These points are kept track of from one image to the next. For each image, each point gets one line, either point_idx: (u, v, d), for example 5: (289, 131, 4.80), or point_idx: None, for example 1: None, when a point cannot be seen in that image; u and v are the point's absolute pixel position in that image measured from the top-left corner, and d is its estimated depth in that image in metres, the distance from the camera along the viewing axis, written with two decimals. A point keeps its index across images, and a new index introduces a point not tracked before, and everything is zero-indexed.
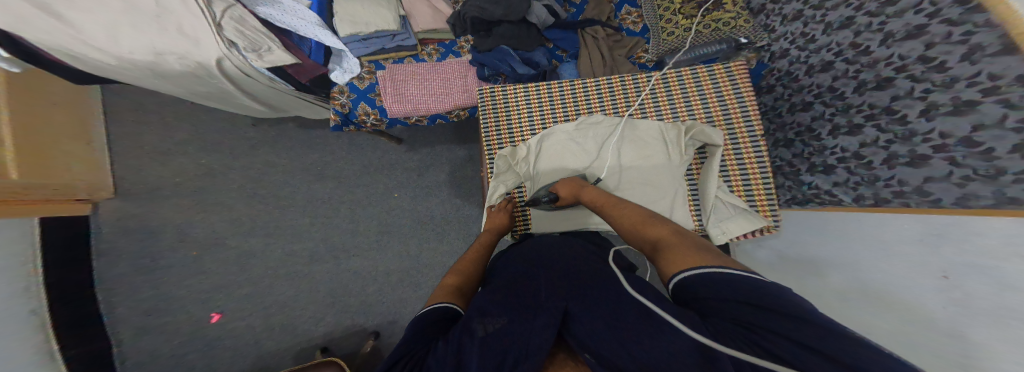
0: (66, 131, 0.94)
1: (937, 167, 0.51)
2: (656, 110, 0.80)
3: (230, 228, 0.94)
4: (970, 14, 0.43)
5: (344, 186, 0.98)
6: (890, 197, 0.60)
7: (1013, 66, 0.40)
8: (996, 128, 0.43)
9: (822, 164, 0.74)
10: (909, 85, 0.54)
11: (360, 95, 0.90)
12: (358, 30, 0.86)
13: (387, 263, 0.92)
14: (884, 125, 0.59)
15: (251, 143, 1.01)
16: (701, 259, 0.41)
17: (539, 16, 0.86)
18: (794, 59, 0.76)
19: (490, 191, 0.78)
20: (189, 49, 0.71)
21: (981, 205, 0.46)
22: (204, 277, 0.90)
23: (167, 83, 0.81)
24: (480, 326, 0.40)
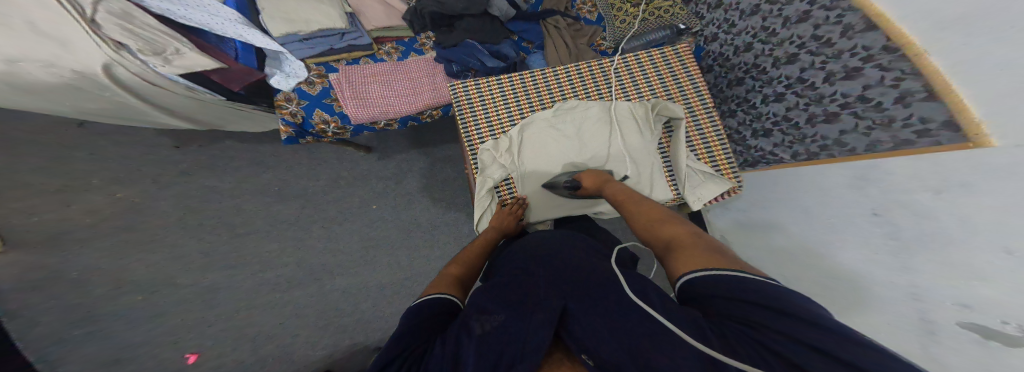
0: None
1: (847, 121, 0.65)
2: (622, 91, 0.82)
3: (195, 263, 0.87)
4: (838, 3, 0.60)
5: (315, 204, 0.93)
6: (818, 151, 0.72)
7: (877, 39, 0.55)
8: (880, 86, 0.57)
9: (761, 129, 0.86)
10: (810, 59, 0.69)
11: (314, 101, 0.82)
12: (297, 28, 0.78)
13: (379, 276, 0.89)
14: (803, 90, 0.73)
15: (205, 168, 0.96)
16: (711, 260, 0.40)
17: (500, 8, 0.84)
18: (723, 42, 0.90)
19: (477, 187, 0.74)
20: (57, 52, 0.64)
21: (884, 149, 0.58)
22: (166, 320, 0.80)
23: (36, 99, 0.72)
24: (477, 324, 0.39)
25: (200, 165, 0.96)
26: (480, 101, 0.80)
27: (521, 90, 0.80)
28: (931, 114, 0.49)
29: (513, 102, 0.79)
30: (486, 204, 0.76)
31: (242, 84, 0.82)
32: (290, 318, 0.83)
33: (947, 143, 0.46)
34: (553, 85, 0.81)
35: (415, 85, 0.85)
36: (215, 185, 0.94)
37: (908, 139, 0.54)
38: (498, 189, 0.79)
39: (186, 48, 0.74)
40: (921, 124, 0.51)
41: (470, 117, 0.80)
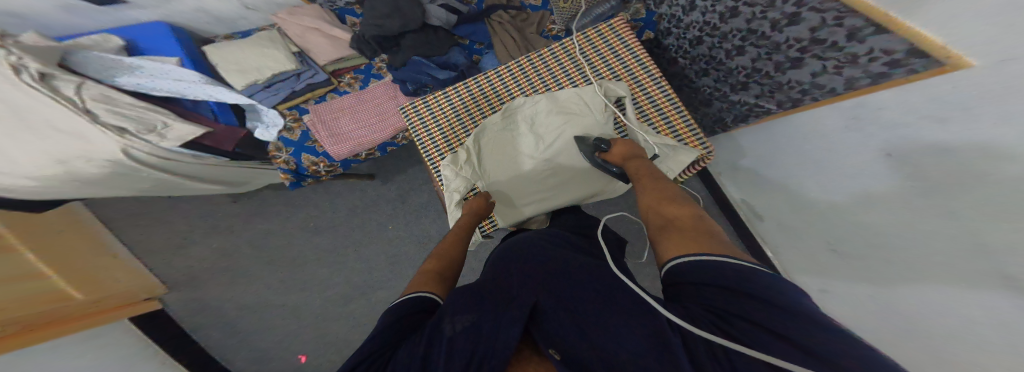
0: (87, 250, 0.95)
1: (813, 65, 0.54)
2: (568, 79, 0.73)
3: (268, 291, 1.02)
4: None
5: (342, 229, 1.01)
6: (801, 97, 0.61)
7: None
8: (826, 27, 0.49)
9: (737, 83, 0.73)
10: (750, 9, 0.60)
11: (298, 147, 0.81)
12: (253, 78, 0.73)
13: (413, 287, 0.98)
14: (758, 42, 0.62)
15: (241, 211, 1.07)
16: (703, 243, 0.33)
17: (438, 17, 0.76)
18: (668, 3, 0.79)
19: (445, 202, 0.67)
20: (84, 147, 0.74)
21: (863, 85, 0.49)
22: (270, 332, 1.00)
23: (106, 190, 0.85)
24: (449, 325, 0.30)
25: (234, 212, 1.08)
26: (433, 117, 0.74)
27: (468, 97, 0.73)
28: (891, 46, 0.42)
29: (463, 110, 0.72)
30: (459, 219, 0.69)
31: (233, 141, 0.84)
32: (352, 325, 0.98)
33: (925, 70, 0.39)
34: (497, 88, 0.74)
35: (383, 110, 0.81)
36: (268, 226, 1.05)
37: (880, 72, 0.45)
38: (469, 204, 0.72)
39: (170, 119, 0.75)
40: (889, 56, 0.43)
41: (427, 134, 0.74)
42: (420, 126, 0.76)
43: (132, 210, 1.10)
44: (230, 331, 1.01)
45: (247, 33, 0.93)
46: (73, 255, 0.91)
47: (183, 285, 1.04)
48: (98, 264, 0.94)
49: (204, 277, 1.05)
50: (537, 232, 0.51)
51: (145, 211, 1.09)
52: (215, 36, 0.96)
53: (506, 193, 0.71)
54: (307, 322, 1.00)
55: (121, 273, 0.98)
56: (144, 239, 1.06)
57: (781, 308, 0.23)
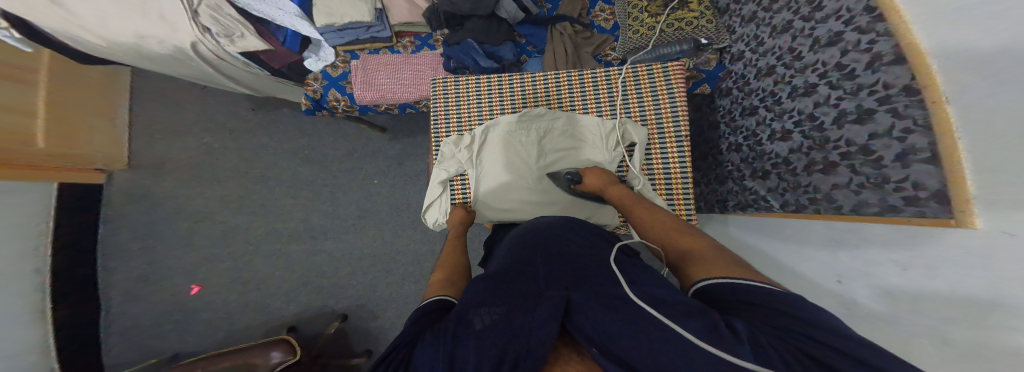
0: (94, 107, 1.14)
1: (843, 174, 0.60)
2: (597, 107, 0.87)
3: (237, 203, 1.14)
4: (873, 22, 0.51)
5: (330, 171, 1.12)
6: (807, 203, 0.69)
7: (901, 75, 0.48)
8: (886, 136, 0.52)
9: (760, 170, 0.81)
10: (827, 92, 0.62)
11: (331, 82, 0.97)
12: (333, 21, 0.90)
13: (363, 248, 1.06)
14: (809, 133, 0.67)
15: (252, 126, 1.21)
16: (727, 268, 0.41)
17: (508, 11, 0.93)
18: (747, 61, 0.82)
19: (432, 175, 0.85)
20: (168, 33, 0.92)
21: (870, 212, 0.56)
22: (208, 251, 1.11)
23: (153, 63, 1.04)
24: (477, 318, 0.38)
25: (249, 123, 1.21)
26: (454, 95, 0.91)
27: (495, 92, 0.89)
28: (926, 180, 0.46)
29: (485, 100, 0.88)
30: (437, 193, 0.85)
31: (283, 63, 0.99)
32: (288, 269, 1.07)
33: (933, 217, 0.44)
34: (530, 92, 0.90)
35: (420, 76, 0.97)
36: (265, 142, 1.18)
37: (896, 205, 0.51)
38: (453, 182, 0.87)
39: (249, 33, 0.90)
40: (913, 189, 0.48)
41: (444, 111, 0.91)
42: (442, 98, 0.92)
43: (183, 91, 1.29)
44: (183, 228, 1.15)
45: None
46: (75, 105, 1.09)
47: (165, 172, 1.20)
48: (88, 123, 1.11)
49: (187, 171, 1.20)
50: (561, 220, 0.61)
51: (185, 97, 1.27)
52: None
53: (491, 183, 0.83)
54: (258, 239, 1.10)
55: (101, 138, 1.16)
56: (165, 122, 1.24)
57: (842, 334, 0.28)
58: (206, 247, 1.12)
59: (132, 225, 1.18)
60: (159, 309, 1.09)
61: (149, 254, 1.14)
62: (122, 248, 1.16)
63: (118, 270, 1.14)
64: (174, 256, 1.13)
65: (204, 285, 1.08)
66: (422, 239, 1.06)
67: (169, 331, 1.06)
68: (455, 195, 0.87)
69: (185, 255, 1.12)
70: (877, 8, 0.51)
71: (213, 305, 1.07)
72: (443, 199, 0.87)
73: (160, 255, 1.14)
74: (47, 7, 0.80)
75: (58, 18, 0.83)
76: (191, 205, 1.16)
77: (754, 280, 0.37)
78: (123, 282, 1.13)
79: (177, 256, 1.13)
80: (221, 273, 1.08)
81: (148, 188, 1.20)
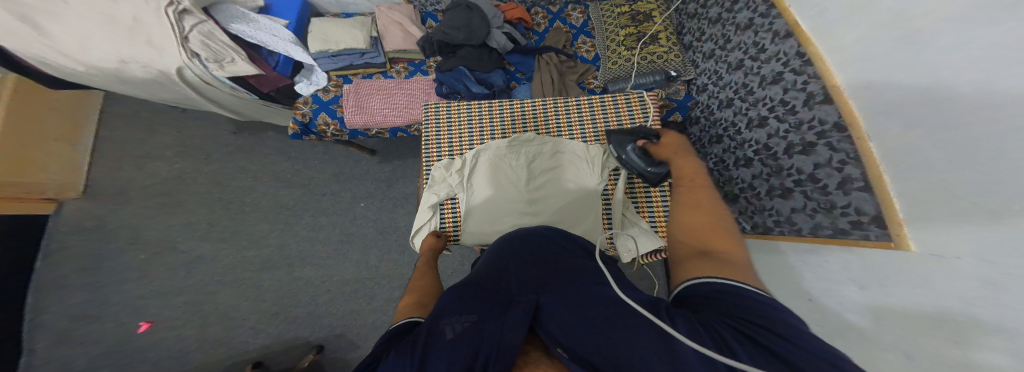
0: (56, 134, 1.09)
1: (797, 200, 0.70)
2: (582, 133, 0.91)
3: (205, 230, 1.05)
4: (804, 66, 0.65)
5: (314, 192, 1.08)
6: (772, 225, 0.78)
7: (830, 113, 0.60)
8: (827, 167, 0.62)
9: (730, 194, 0.91)
10: (776, 125, 0.73)
11: (321, 106, 0.97)
12: (329, 47, 0.96)
13: (345, 273, 0.98)
14: (765, 161, 0.77)
15: (230, 150, 1.16)
16: (732, 271, 0.38)
17: (498, 41, 0.99)
18: (710, 94, 0.93)
19: (422, 199, 0.83)
20: (154, 58, 0.91)
21: (825, 234, 0.65)
22: (163, 283, 1.00)
23: (131, 87, 1.00)
24: (448, 328, 0.35)
25: (227, 147, 1.17)
26: (446, 120, 0.93)
27: (483, 118, 0.91)
28: (865, 206, 0.55)
29: (475, 127, 0.90)
30: (426, 218, 0.83)
31: (273, 87, 0.98)
32: (257, 298, 0.96)
33: (876, 239, 0.52)
34: (518, 119, 0.94)
35: (412, 100, 0.99)
36: (244, 165, 1.13)
37: (846, 228, 0.59)
38: (442, 206, 0.85)
39: (239, 58, 0.90)
40: (856, 215, 0.56)
41: (434, 137, 0.92)
42: (433, 123, 0.93)
43: (158, 116, 1.25)
44: (136, 259, 1.04)
45: (351, 14, 1.11)
46: (33, 132, 1.04)
47: (124, 198, 1.11)
48: (46, 150, 1.05)
49: (152, 197, 1.11)
50: (532, 230, 0.60)
51: (159, 122, 1.22)
52: (327, 14, 1.16)
53: (482, 207, 0.81)
54: (225, 269, 1.00)
55: (57, 166, 1.07)
56: (133, 147, 1.18)
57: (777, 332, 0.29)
58: (163, 278, 1.01)
59: (76, 258, 1.05)
60: (93, 355, 0.93)
61: (91, 291, 1.01)
62: (61, 285, 1.02)
63: (50, 309, 0.99)
64: (122, 290, 1.01)
65: (153, 323, 0.95)
66: (410, 261, 1.00)
67: None
68: (444, 220, 0.85)
69: (136, 290, 1.00)
70: (806, 55, 0.64)
71: (162, 346, 0.93)
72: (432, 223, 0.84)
73: (104, 290, 1.01)
74: (23, 31, 0.83)
75: (32, 40, 0.84)
76: (151, 233, 1.06)
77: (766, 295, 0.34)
78: (48, 324, 0.97)
79: (125, 291, 1.00)
80: (175, 307, 0.96)
81: (103, 216, 1.10)
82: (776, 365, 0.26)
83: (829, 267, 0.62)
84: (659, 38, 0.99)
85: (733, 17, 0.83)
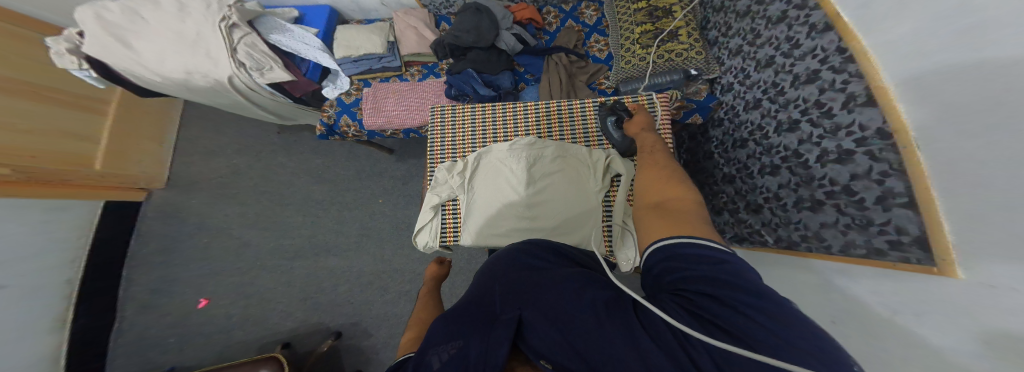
0: (148, 135, 1.30)
1: (829, 214, 0.62)
2: (585, 137, 0.91)
3: (251, 221, 1.21)
4: (845, 63, 0.56)
5: (338, 189, 1.18)
6: (798, 240, 0.69)
7: (873, 117, 0.51)
8: (866, 179, 0.54)
9: (753, 204, 0.82)
10: (809, 129, 0.65)
11: (343, 108, 1.05)
12: (351, 52, 1.02)
13: (362, 265, 1.08)
14: (794, 169, 0.69)
15: (273, 148, 1.31)
16: (677, 227, 0.46)
17: (507, 43, 0.98)
18: (736, 94, 0.86)
19: (426, 199, 0.89)
20: (211, 68, 1.04)
21: (858, 254, 0.56)
22: (219, 264, 1.18)
23: (197, 95, 1.16)
24: (435, 358, 0.37)
25: (270, 146, 1.32)
26: (450, 123, 0.96)
27: (489, 120, 0.92)
28: (908, 226, 0.47)
29: (478, 131, 0.93)
30: (429, 217, 0.89)
31: (304, 92, 1.06)
32: (290, 283, 1.10)
33: (918, 263, 0.44)
34: (520, 120, 0.94)
35: (424, 103, 1.04)
36: (283, 162, 1.27)
37: (882, 248, 0.52)
38: (444, 207, 0.91)
39: (277, 66, 1.00)
40: (896, 234, 0.49)
41: (439, 139, 0.96)
42: (439, 126, 0.97)
43: (216, 118, 1.43)
44: (198, 243, 1.23)
45: (372, 21, 1.16)
46: (130, 134, 1.26)
47: (191, 190, 1.31)
48: (140, 148, 1.27)
49: (211, 190, 1.30)
50: (521, 246, 0.60)
51: (217, 123, 1.41)
52: (352, 20, 1.23)
53: (481, 211, 0.84)
54: (266, 255, 1.15)
55: (148, 159, 1.29)
56: (199, 145, 1.38)
57: (742, 307, 0.32)
58: (219, 261, 1.19)
59: (157, 239, 1.27)
60: (168, 322, 1.13)
61: (168, 267, 1.22)
62: (146, 261, 1.24)
63: (139, 280, 1.22)
64: (188, 269, 1.20)
65: (210, 299, 1.13)
66: (419, 258, 1.08)
67: (171, 344, 1.09)
68: (446, 220, 0.90)
69: (199, 269, 1.19)
70: (845, 51, 0.56)
71: (218, 317, 1.10)
72: (435, 221, 0.91)
73: (175, 268, 1.21)
74: (120, 50, 1.03)
75: (126, 58, 1.03)
76: (210, 221, 1.24)
77: (711, 244, 0.41)
78: (137, 294, 1.20)
79: (191, 270, 1.20)
80: (227, 287, 1.13)
81: (175, 204, 1.30)
82: (733, 338, 0.30)
83: (857, 292, 0.53)
84: (678, 35, 0.93)
85: (764, 9, 0.75)
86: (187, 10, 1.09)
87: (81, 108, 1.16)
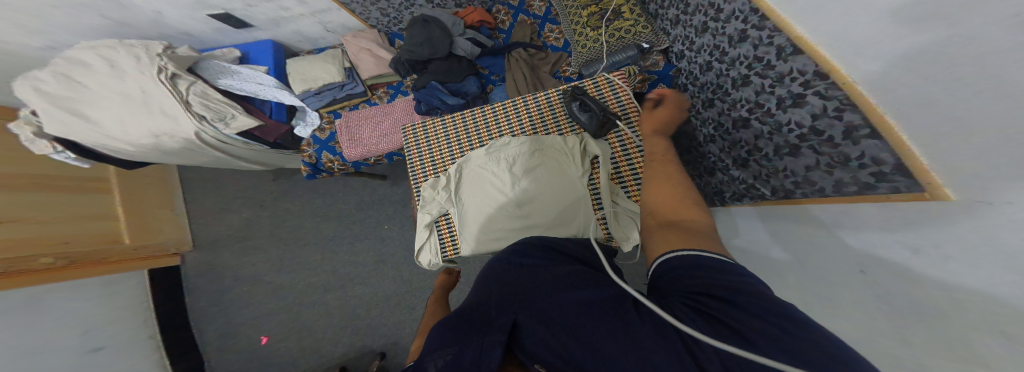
0: (158, 203, 1.38)
1: (809, 156, 0.61)
2: (557, 125, 0.88)
3: (276, 263, 1.33)
4: (763, 22, 0.60)
5: (346, 223, 1.29)
6: (793, 188, 0.67)
7: (807, 63, 0.53)
8: (825, 118, 0.54)
9: (738, 159, 0.80)
10: (759, 81, 0.66)
11: (322, 145, 1.04)
12: (309, 85, 0.98)
13: (387, 288, 1.21)
14: (761, 118, 0.69)
15: (275, 194, 1.40)
16: (681, 239, 0.48)
17: (464, 48, 0.93)
18: (689, 60, 0.85)
19: (418, 219, 0.91)
20: (174, 127, 1.01)
21: (851, 192, 0.54)
22: (260, 306, 1.30)
23: (176, 157, 1.15)
24: (432, 362, 0.41)
25: (271, 192, 1.41)
26: (425, 138, 0.94)
27: (461, 128, 0.90)
28: (882, 155, 0.45)
29: (452, 139, 0.90)
30: (425, 236, 0.92)
31: (277, 135, 1.05)
32: (329, 315, 1.23)
33: (908, 191, 0.42)
34: (492, 121, 0.90)
35: (396, 123, 1.00)
36: (288, 206, 1.37)
37: (870, 182, 0.49)
38: (438, 223, 0.92)
39: (238, 113, 0.97)
40: (876, 165, 0.47)
41: (416, 155, 0.95)
42: (415, 145, 0.95)
43: (212, 175, 1.51)
44: (234, 289, 1.35)
45: (323, 49, 1.13)
46: (143, 205, 1.34)
47: (213, 243, 1.41)
48: (157, 216, 1.36)
49: (230, 241, 1.40)
50: (515, 247, 0.61)
51: (216, 179, 1.49)
52: (303, 51, 1.19)
53: (474, 221, 0.84)
54: (299, 292, 1.28)
55: (169, 226, 1.39)
56: (206, 201, 1.47)
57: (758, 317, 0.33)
58: (260, 303, 1.31)
59: (198, 292, 1.38)
60: (233, 363, 1.26)
61: (217, 315, 1.34)
62: (202, 311, 1.35)
63: (208, 328, 1.33)
64: (234, 313, 1.32)
65: (267, 335, 1.25)
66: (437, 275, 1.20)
67: None
68: (442, 236, 0.92)
69: (244, 312, 1.31)
70: (759, 11, 0.60)
71: (281, 352, 1.22)
72: (433, 239, 0.93)
73: (223, 315, 1.33)
74: (77, 123, 0.98)
75: (88, 131, 1.00)
76: (242, 270, 1.35)
77: (725, 257, 0.43)
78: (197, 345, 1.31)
79: (236, 314, 1.32)
80: (274, 325, 1.26)
81: (205, 258, 1.41)
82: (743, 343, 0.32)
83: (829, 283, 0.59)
84: (623, 11, 0.91)
85: None
86: (122, 68, 1.02)
87: (85, 191, 1.22)
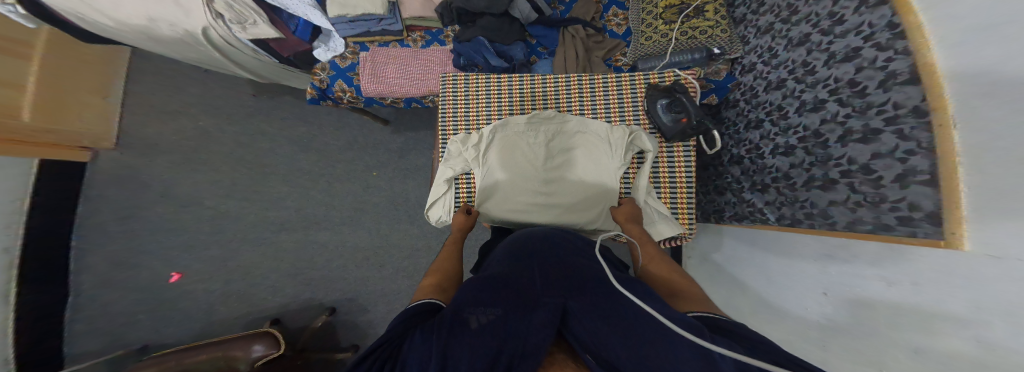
0: (86, 87, 1.18)
1: (840, 192, 0.60)
2: (607, 110, 0.85)
3: (226, 192, 1.23)
4: (894, 40, 0.50)
5: (326, 159, 1.25)
6: (801, 218, 0.68)
7: (912, 96, 0.47)
8: (887, 157, 0.52)
9: (760, 184, 0.80)
10: (836, 108, 0.61)
11: (338, 73, 0.99)
12: (346, 12, 0.91)
13: (358, 240, 1.19)
14: (810, 149, 0.67)
15: (250, 111, 1.29)
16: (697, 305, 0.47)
17: (522, 11, 0.95)
18: (758, 74, 0.82)
19: (437, 174, 0.81)
20: (180, 18, 0.85)
21: (862, 229, 0.56)
22: (189, 243, 1.19)
23: (157, 44, 1.00)
24: (471, 317, 0.39)
25: (246, 108, 1.30)
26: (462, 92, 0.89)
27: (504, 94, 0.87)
28: (922, 202, 0.46)
29: (492, 101, 0.86)
30: (442, 191, 0.82)
31: (293, 52, 1.00)
32: (277, 261, 1.18)
33: (923, 237, 0.45)
34: (538, 94, 0.89)
35: (430, 70, 0.97)
36: (264, 128, 1.28)
37: (889, 224, 0.51)
38: (457, 180, 0.83)
39: (261, 21, 0.89)
40: (907, 211, 0.48)
41: (450, 109, 0.88)
42: (450, 95, 0.90)
43: (183, 75, 1.34)
44: (183, 210, 1.22)
45: None
46: (67, 87, 1.14)
47: (161, 151, 1.26)
48: (81, 103, 1.16)
49: (176, 151, 1.26)
50: (551, 230, 0.64)
51: (184, 82, 1.32)
52: None
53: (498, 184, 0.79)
54: (249, 228, 1.20)
55: (90, 117, 1.20)
56: (161, 102, 1.30)
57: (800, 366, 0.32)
58: (194, 230, 1.20)
59: (112, 206, 1.22)
60: (131, 298, 1.15)
61: (129, 240, 1.20)
62: (105, 231, 1.20)
63: (99, 251, 1.19)
64: (149, 247, 1.19)
65: (180, 274, 1.16)
66: (412, 232, 1.21)
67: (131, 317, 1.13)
68: (459, 194, 0.83)
69: (171, 240, 1.20)
70: (898, 27, 0.49)
71: (191, 294, 1.15)
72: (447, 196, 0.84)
73: (123, 241, 1.20)
74: None
75: None
76: (182, 190, 1.22)
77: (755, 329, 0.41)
78: (94, 268, 1.17)
79: (149, 249, 1.19)
80: (202, 260, 1.17)
81: (133, 167, 1.25)
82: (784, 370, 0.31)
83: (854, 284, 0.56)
84: (704, 12, 0.91)
85: None
86: None
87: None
